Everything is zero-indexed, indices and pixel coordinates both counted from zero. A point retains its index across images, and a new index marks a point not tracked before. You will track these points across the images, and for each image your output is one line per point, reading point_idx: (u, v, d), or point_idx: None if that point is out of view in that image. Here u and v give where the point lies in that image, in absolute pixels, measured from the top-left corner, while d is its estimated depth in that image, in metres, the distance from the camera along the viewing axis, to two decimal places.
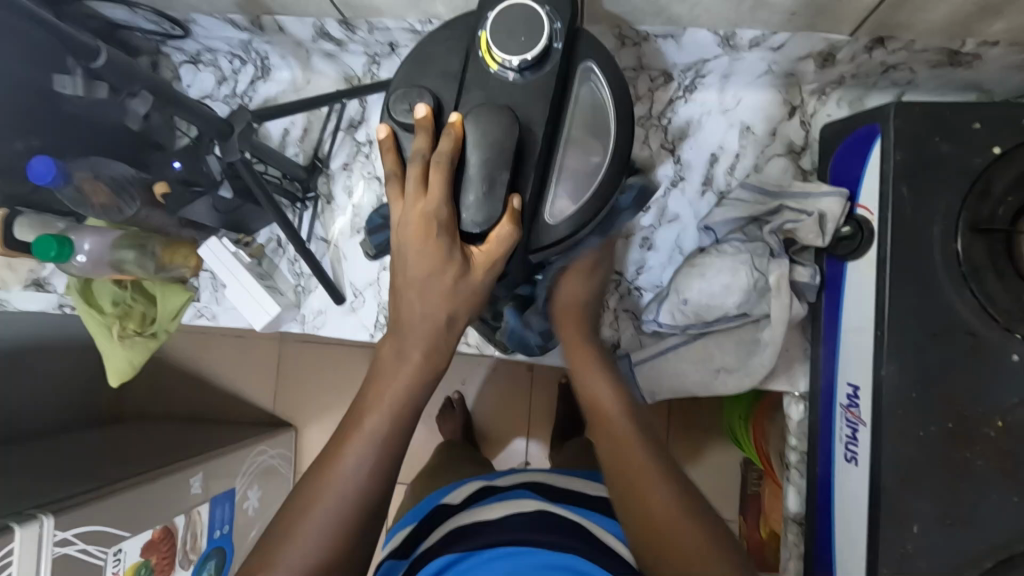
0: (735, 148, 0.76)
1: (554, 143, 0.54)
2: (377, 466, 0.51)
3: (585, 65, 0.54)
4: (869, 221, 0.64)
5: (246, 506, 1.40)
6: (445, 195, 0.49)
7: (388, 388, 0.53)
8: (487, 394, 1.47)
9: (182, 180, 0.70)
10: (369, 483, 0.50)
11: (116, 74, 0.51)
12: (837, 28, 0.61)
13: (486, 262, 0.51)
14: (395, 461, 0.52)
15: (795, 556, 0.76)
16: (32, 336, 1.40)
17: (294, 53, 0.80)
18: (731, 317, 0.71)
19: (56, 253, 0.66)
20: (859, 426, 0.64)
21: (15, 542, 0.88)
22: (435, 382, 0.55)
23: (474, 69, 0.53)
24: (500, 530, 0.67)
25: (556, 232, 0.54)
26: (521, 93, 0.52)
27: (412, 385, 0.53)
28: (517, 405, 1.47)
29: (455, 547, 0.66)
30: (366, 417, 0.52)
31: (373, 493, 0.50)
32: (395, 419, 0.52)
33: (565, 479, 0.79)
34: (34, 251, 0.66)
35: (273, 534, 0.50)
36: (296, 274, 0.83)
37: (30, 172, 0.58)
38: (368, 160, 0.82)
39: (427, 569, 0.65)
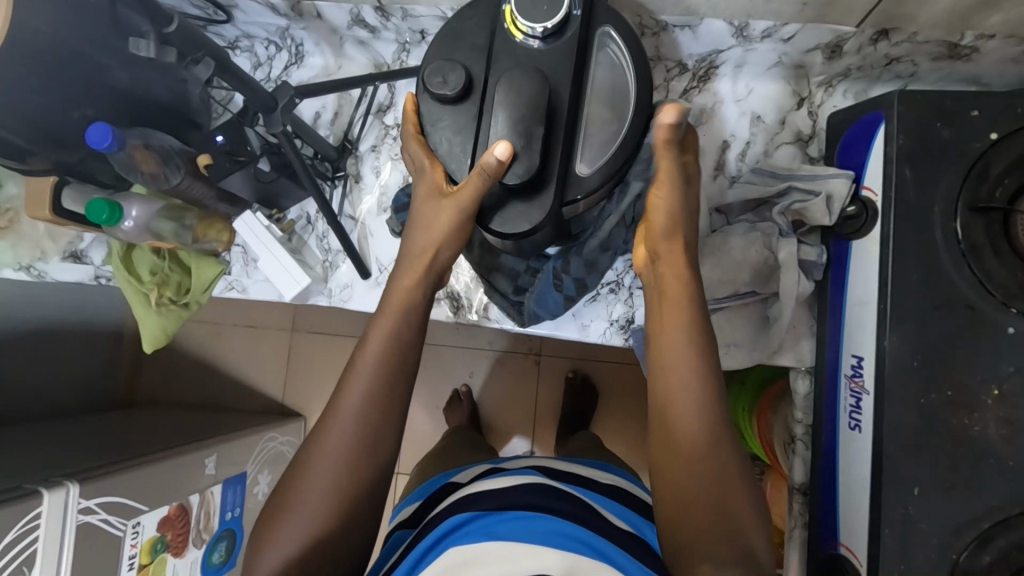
0: (747, 135, 0.80)
1: (580, 107, 0.57)
2: (372, 400, 0.58)
3: (602, 30, 0.58)
4: (873, 201, 0.67)
5: (257, 491, 1.43)
6: (425, 153, 0.59)
7: (380, 329, 0.60)
8: (495, 385, 1.50)
9: (227, 152, 0.73)
10: (370, 411, 0.58)
11: (184, 44, 0.54)
12: (845, 19, 0.65)
13: (456, 205, 0.57)
14: (392, 390, 0.59)
15: (800, 525, 0.78)
16: (51, 318, 1.43)
17: (328, 40, 0.84)
18: (741, 295, 0.75)
19: (107, 217, 0.70)
20: (863, 395, 0.67)
21: (43, 506, 0.91)
22: (420, 322, 0.62)
23: (500, 40, 0.57)
24: (523, 492, 0.68)
25: (590, 182, 0.57)
26: (548, 59, 0.56)
27: (400, 325, 0.60)
28: (524, 398, 1.50)
29: (477, 505, 0.67)
30: (362, 357, 0.59)
31: (374, 418, 0.58)
32: (387, 353, 0.59)
33: (573, 466, 0.83)
34: (87, 214, 0.70)
35: (292, 475, 0.58)
36: (325, 250, 0.86)
37: (88, 137, 0.62)
38: (396, 142, 0.86)
39: (445, 523, 0.66)
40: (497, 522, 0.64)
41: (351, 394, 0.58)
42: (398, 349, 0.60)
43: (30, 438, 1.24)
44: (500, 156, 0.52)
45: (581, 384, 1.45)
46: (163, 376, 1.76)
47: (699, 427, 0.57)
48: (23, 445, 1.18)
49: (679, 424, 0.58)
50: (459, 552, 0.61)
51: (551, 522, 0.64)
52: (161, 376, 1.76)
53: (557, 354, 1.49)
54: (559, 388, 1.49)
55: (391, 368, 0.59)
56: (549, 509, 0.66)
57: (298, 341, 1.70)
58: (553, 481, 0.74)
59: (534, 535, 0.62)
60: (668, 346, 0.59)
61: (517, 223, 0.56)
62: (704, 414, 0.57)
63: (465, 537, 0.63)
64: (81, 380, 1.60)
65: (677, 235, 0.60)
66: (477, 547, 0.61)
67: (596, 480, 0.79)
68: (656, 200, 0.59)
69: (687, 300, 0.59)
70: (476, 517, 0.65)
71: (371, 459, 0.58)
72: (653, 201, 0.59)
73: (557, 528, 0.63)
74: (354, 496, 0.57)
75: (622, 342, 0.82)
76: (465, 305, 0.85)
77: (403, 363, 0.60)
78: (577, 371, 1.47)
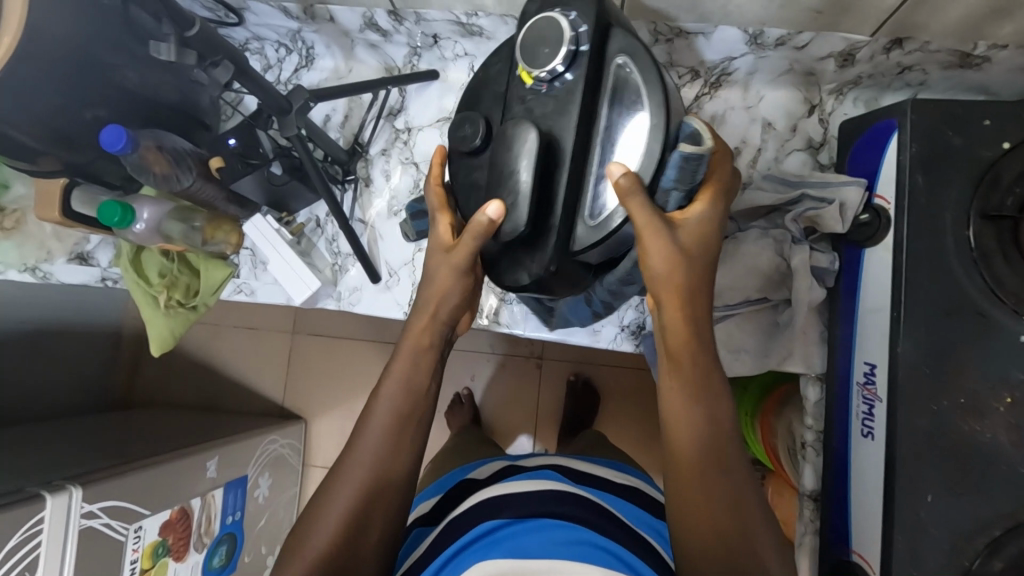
0: (758, 141, 0.80)
1: (589, 151, 0.55)
2: (386, 443, 0.60)
3: (618, 63, 0.55)
4: (886, 209, 0.67)
5: (256, 494, 1.43)
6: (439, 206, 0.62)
7: (394, 374, 0.62)
8: (496, 388, 1.50)
9: (239, 154, 0.72)
10: (386, 452, 0.60)
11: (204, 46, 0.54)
12: (858, 27, 0.66)
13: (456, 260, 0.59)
14: (406, 431, 0.61)
15: (810, 531, 0.78)
16: (51, 318, 1.42)
17: (339, 43, 0.84)
18: (752, 301, 0.75)
19: (119, 219, 0.69)
20: (876, 402, 0.67)
21: (45, 510, 0.90)
22: (434, 367, 0.64)
23: (515, 85, 0.57)
24: (546, 500, 0.68)
25: (597, 233, 0.55)
26: (553, 102, 0.55)
27: (412, 369, 0.62)
28: (526, 401, 1.50)
29: (506, 513, 0.67)
30: (377, 400, 0.62)
31: (388, 459, 0.60)
32: (401, 397, 0.61)
33: (587, 465, 0.83)
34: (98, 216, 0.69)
35: (309, 509, 0.59)
36: (334, 253, 0.86)
37: (102, 140, 0.62)
38: (406, 146, 0.86)
39: (473, 530, 0.66)
40: (525, 532, 0.64)
41: (365, 436, 0.60)
42: (414, 393, 0.62)
43: (30, 440, 1.23)
44: (492, 215, 0.53)
45: (583, 388, 1.45)
46: (163, 376, 1.75)
47: (700, 446, 0.55)
48: (22, 447, 1.17)
49: (679, 443, 0.56)
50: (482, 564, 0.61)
51: (574, 532, 0.65)
52: (160, 376, 1.75)
53: (559, 358, 1.49)
54: (561, 391, 1.49)
55: (406, 411, 0.61)
56: (564, 516, 0.66)
57: (298, 343, 1.69)
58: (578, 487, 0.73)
59: (554, 547, 0.62)
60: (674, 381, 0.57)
61: (518, 276, 0.57)
62: (709, 434, 0.56)
63: (489, 550, 0.63)
64: (80, 382, 1.59)
65: (677, 277, 0.55)
66: (504, 561, 0.61)
67: (609, 483, 0.79)
68: (646, 252, 0.54)
69: (693, 326, 0.57)
70: (496, 526, 0.66)
71: (386, 500, 0.59)
72: (643, 253, 0.55)
73: (576, 537, 0.64)
74: (361, 536, 0.58)
75: (632, 348, 0.82)
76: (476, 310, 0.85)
77: (419, 406, 0.62)
78: (579, 374, 1.47)
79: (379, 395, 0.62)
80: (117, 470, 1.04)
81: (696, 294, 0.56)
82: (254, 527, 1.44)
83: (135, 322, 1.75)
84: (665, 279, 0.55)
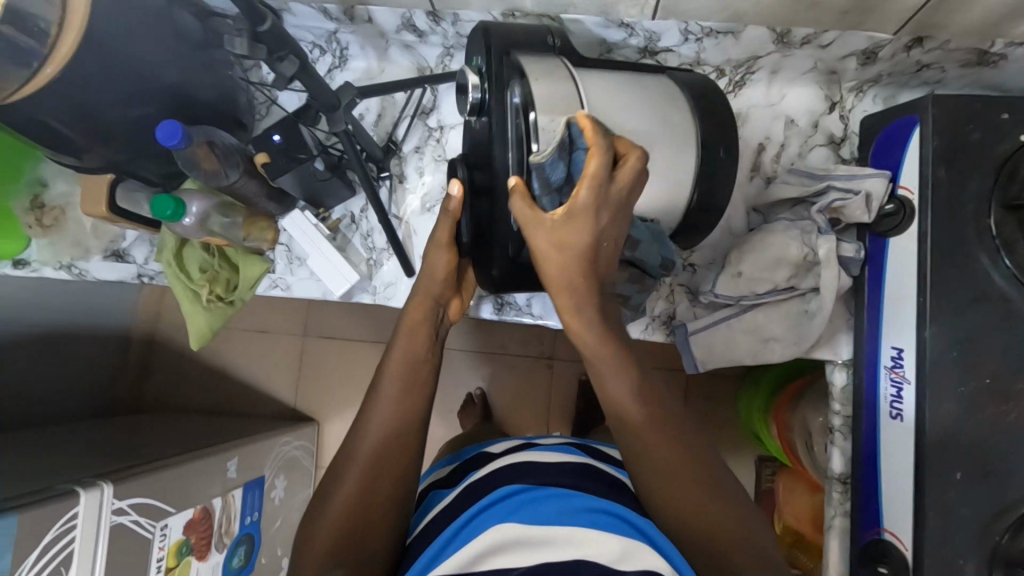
0: (781, 138, 0.83)
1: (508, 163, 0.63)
2: (398, 402, 0.68)
3: (507, 85, 0.63)
4: (910, 199, 0.70)
5: (273, 495, 1.43)
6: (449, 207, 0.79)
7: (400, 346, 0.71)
8: (508, 388, 1.52)
9: (284, 151, 0.73)
10: (396, 409, 0.68)
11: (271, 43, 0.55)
12: (881, 27, 0.69)
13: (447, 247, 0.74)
14: (413, 389, 0.69)
15: (841, 514, 0.79)
16: (57, 321, 1.42)
17: (374, 43, 0.86)
18: (777, 291, 0.76)
19: (171, 213, 0.68)
20: (904, 384, 0.69)
21: (80, 505, 0.90)
22: (433, 338, 0.73)
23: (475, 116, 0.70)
24: (567, 475, 0.73)
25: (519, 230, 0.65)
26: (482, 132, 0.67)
27: (412, 339, 0.72)
28: (539, 401, 1.52)
29: (524, 479, 0.71)
30: (389, 367, 0.70)
31: (401, 417, 0.68)
32: (409, 359, 0.70)
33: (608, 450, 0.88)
34: (150, 211, 0.68)
35: (335, 463, 0.68)
36: (368, 248, 0.87)
37: (158, 136, 0.63)
38: (439, 144, 0.88)
39: (496, 491, 0.69)
40: (543, 497, 0.68)
41: (373, 404, 0.69)
42: (414, 362, 0.71)
43: (45, 442, 1.22)
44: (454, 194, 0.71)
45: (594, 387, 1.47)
46: (172, 380, 1.75)
47: (642, 411, 0.63)
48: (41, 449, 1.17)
49: (625, 413, 0.63)
50: (501, 529, 0.64)
51: (590, 500, 0.68)
52: (170, 380, 1.75)
53: (570, 358, 1.51)
54: (572, 390, 1.51)
55: (410, 378, 0.70)
56: (576, 488, 0.71)
57: (310, 346, 1.70)
58: (597, 462, 0.78)
59: (571, 516, 0.66)
60: (599, 356, 0.63)
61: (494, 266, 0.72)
62: (642, 402, 0.63)
63: (508, 515, 0.66)
64: (90, 385, 1.58)
65: (569, 272, 0.59)
66: (524, 526, 0.64)
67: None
68: (534, 249, 0.58)
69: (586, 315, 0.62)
70: (512, 493, 0.69)
71: (397, 453, 0.67)
72: (541, 259, 0.59)
73: (592, 505, 0.67)
74: (378, 486, 0.65)
75: (663, 339, 0.84)
76: (510, 303, 0.86)
77: (425, 369, 0.71)
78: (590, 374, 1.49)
79: (384, 368, 0.70)
80: (144, 469, 1.05)
81: (585, 280, 0.59)
82: (270, 528, 1.44)
83: (145, 326, 1.74)
84: (553, 275, 0.59)
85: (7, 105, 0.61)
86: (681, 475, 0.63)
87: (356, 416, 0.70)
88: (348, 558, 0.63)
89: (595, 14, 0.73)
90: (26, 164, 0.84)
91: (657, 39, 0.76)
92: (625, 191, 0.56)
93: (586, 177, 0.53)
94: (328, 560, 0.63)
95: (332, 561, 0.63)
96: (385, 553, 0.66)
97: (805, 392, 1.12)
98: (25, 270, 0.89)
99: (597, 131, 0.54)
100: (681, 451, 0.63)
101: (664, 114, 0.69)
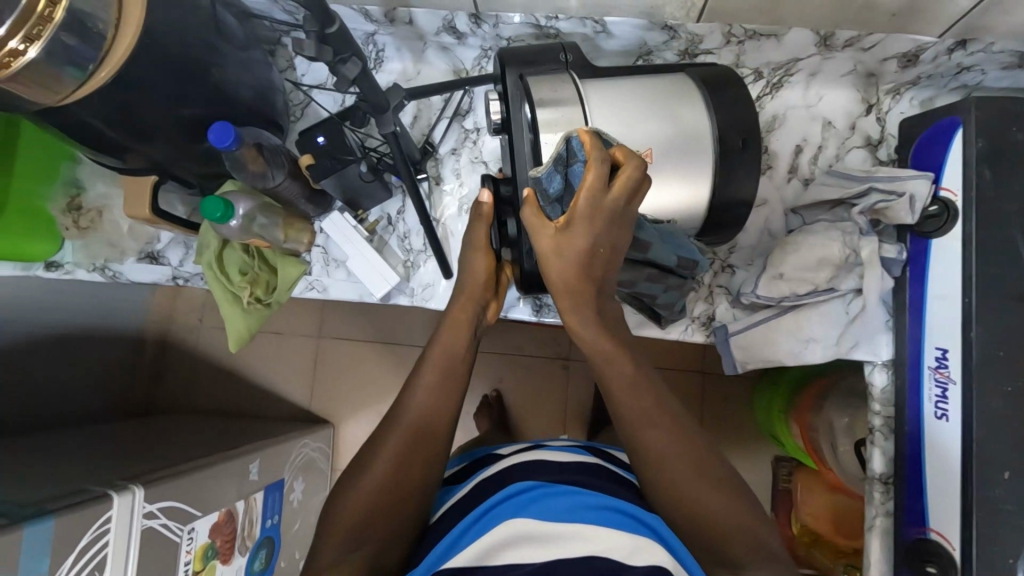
0: (818, 140, 0.83)
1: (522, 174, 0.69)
2: (433, 393, 0.70)
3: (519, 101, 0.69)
4: (954, 201, 0.71)
5: (292, 498, 1.42)
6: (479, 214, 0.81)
7: (440, 342, 0.73)
8: (525, 390, 1.52)
9: (328, 152, 0.73)
10: (428, 398, 0.69)
11: None
12: (928, 29, 0.69)
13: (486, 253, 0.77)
14: (450, 381, 0.71)
15: (881, 513, 0.79)
16: (74, 321, 1.35)
17: (411, 45, 0.86)
18: (819, 291, 0.77)
19: (221, 216, 0.68)
20: (949, 384, 0.70)
21: (113, 509, 0.88)
22: (470, 333, 0.75)
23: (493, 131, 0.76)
24: (577, 474, 0.73)
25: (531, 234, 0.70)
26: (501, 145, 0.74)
27: (452, 333, 0.73)
28: (557, 401, 1.51)
29: (537, 476, 0.72)
30: (427, 360, 0.72)
31: (435, 407, 0.69)
32: (446, 353, 0.72)
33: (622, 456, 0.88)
34: (202, 212, 0.68)
35: (366, 448, 0.69)
36: (406, 250, 0.87)
37: (209, 138, 0.64)
38: (476, 145, 0.88)
39: (509, 488, 0.69)
40: (555, 494, 0.68)
41: (410, 394, 0.70)
42: (454, 359, 0.72)
43: (62, 441, 1.14)
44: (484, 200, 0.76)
45: None
46: (185, 385, 1.68)
47: (639, 403, 0.66)
48: (55, 449, 1.08)
49: (620, 405, 0.67)
50: (512, 524, 0.65)
51: (599, 498, 0.68)
52: (181, 385, 1.67)
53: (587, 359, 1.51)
54: (590, 391, 1.51)
55: (447, 373, 0.71)
56: (585, 484, 0.71)
57: (326, 347, 1.68)
58: (606, 464, 0.79)
59: (583, 512, 0.66)
60: (594, 350, 0.67)
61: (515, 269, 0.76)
62: (633, 395, 0.66)
63: (521, 508, 0.66)
64: (103, 385, 1.50)
65: (571, 276, 0.62)
66: (537, 522, 0.65)
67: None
68: (540, 251, 0.62)
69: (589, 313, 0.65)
70: (521, 490, 0.69)
71: (426, 441, 0.68)
72: (544, 266, 0.63)
73: (603, 503, 0.67)
74: (408, 471, 0.66)
75: (701, 339, 0.85)
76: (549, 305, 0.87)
77: (461, 364, 0.73)
78: None
79: (424, 361, 0.72)
80: (180, 470, 1.05)
81: (589, 279, 0.63)
82: (289, 531, 1.43)
83: (157, 327, 1.68)
84: (555, 276, 0.63)
85: (60, 108, 0.60)
86: (675, 464, 0.65)
87: (391, 406, 0.71)
88: (370, 543, 0.64)
89: (638, 16, 0.73)
90: (61, 164, 0.85)
91: (699, 41, 0.77)
92: (622, 199, 0.58)
93: (583, 188, 0.56)
94: (349, 543, 0.63)
95: (353, 545, 0.63)
96: (405, 534, 0.66)
97: (828, 391, 1.11)
98: (59, 272, 0.89)
99: (594, 145, 0.57)
100: (673, 441, 0.66)
101: (675, 112, 0.70)
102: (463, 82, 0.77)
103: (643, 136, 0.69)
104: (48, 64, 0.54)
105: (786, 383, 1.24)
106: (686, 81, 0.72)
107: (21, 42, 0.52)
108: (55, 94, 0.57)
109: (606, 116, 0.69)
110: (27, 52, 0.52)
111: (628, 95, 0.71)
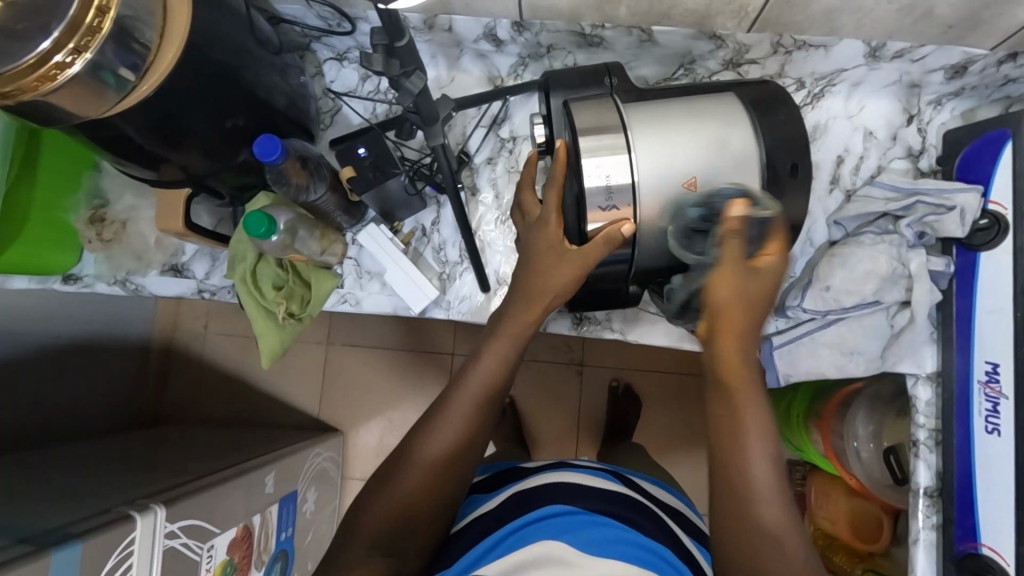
0: (860, 150, 0.83)
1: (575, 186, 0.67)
2: (481, 395, 0.64)
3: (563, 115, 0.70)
4: (1004, 215, 0.71)
5: (305, 509, 1.32)
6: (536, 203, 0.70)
7: (496, 346, 0.66)
8: (533, 393, 1.43)
9: (370, 164, 0.72)
10: (478, 398, 0.64)
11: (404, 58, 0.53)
12: (981, 42, 0.69)
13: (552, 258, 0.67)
14: (500, 381, 0.65)
15: (928, 527, 0.79)
16: (80, 329, 1.29)
17: (446, 52, 0.84)
18: (865, 303, 0.75)
19: (264, 233, 0.66)
20: (1001, 400, 0.70)
21: (135, 532, 0.78)
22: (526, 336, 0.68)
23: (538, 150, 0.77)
24: (617, 505, 0.71)
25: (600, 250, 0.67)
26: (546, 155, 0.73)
27: (505, 339, 0.67)
28: (563, 411, 1.43)
29: (578, 501, 0.70)
30: (474, 364, 0.66)
31: (479, 411, 0.64)
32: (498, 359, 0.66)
33: (655, 489, 0.86)
34: (245, 227, 0.66)
35: (403, 441, 0.64)
36: (442, 262, 0.85)
37: (256, 152, 0.64)
38: (513, 155, 0.86)
39: (552, 509, 0.68)
40: (593, 523, 0.66)
41: (459, 390, 0.64)
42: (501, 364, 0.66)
43: (73, 457, 1.09)
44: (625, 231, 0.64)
45: (625, 393, 1.41)
46: (190, 394, 1.61)
47: (754, 431, 0.54)
48: (67, 466, 1.03)
49: (731, 430, 0.54)
50: (543, 545, 0.63)
51: (636, 536, 0.66)
52: (187, 394, 1.61)
53: (599, 363, 1.43)
54: (601, 400, 1.43)
55: (493, 388, 0.65)
56: (620, 516, 0.69)
57: (335, 356, 1.60)
58: (632, 491, 0.77)
59: (621, 546, 0.63)
60: (726, 362, 0.56)
61: None
62: (751, 422, 0.54)
63: (560, 531, 0.65)
64: (106, 395, 1.44)
65: (733, 298, 0.56)
66: (567, 547, 0.62)
67: (668, 507, 0.81)
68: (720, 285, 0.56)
69: (734, 323, 0.56)
70: (561, 512, 0.68)
71: (469, 445, 0.63)
72: (711, 284, 0.56)
73: (639, 541, 0.65)
74: (450, 474, 0.62)
75: None
76: (589, 318, 0.85)
77: (510, 371, 0.67)
78: (621, 380, 1.43)
79: (472, 365, 0.66)
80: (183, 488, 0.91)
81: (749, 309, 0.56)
82: (302, 543, 1.34)
83: (162, 334, 1.63)
84: (722, 296, 0.56)
85: (102, 121, 0.57)
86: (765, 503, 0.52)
87: (433, 404, 0.66)
88: (395, 552, 0.60)
89: (688, 25, 0.72)
90: (83, 174, 0.83)
91: (746, 51, 0.76)
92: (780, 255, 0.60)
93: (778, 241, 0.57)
94: (378, 547, 0.60)
95: (382, 550, 0.60)
96: (431, 545, 0.63)
97: (850, 395, 1.06)
98: (78, 287, 0.85)
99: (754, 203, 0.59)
100: (777, 476, 0.53)
101: (727, 122, 0.67)
102: (502, 91, 0.79)
103: (684, 160, 0.66)
104: (95, 77, 0.52)
105: (810, 390, 1.19)
106: (736, 103, 0.68)
107: (67, 55, 0.50)
108: (98, 108, 0.54)
109: (649, 139, 0.66)
110: (74, 65, 0.50)
111: (676, 110, 0.68)
